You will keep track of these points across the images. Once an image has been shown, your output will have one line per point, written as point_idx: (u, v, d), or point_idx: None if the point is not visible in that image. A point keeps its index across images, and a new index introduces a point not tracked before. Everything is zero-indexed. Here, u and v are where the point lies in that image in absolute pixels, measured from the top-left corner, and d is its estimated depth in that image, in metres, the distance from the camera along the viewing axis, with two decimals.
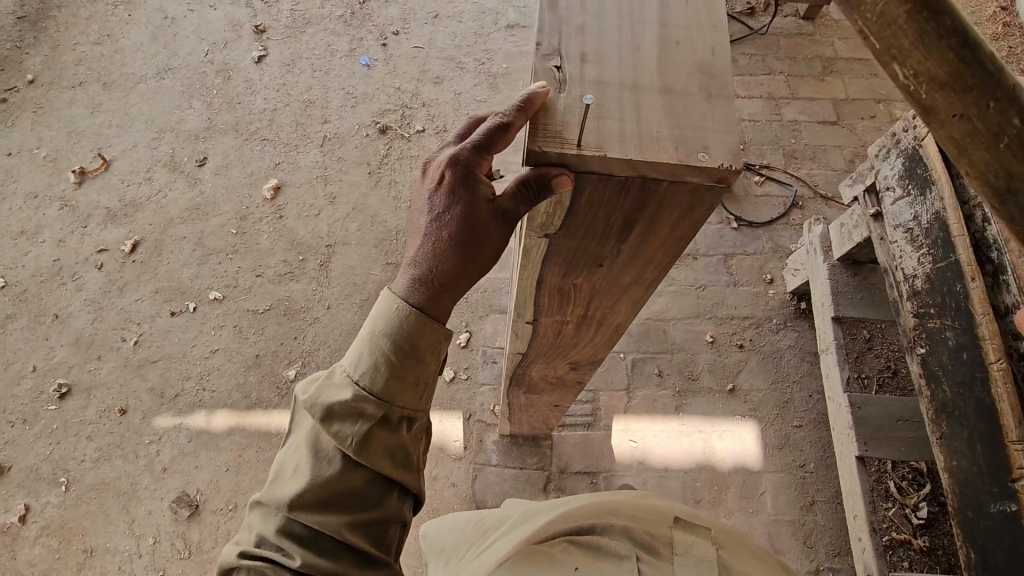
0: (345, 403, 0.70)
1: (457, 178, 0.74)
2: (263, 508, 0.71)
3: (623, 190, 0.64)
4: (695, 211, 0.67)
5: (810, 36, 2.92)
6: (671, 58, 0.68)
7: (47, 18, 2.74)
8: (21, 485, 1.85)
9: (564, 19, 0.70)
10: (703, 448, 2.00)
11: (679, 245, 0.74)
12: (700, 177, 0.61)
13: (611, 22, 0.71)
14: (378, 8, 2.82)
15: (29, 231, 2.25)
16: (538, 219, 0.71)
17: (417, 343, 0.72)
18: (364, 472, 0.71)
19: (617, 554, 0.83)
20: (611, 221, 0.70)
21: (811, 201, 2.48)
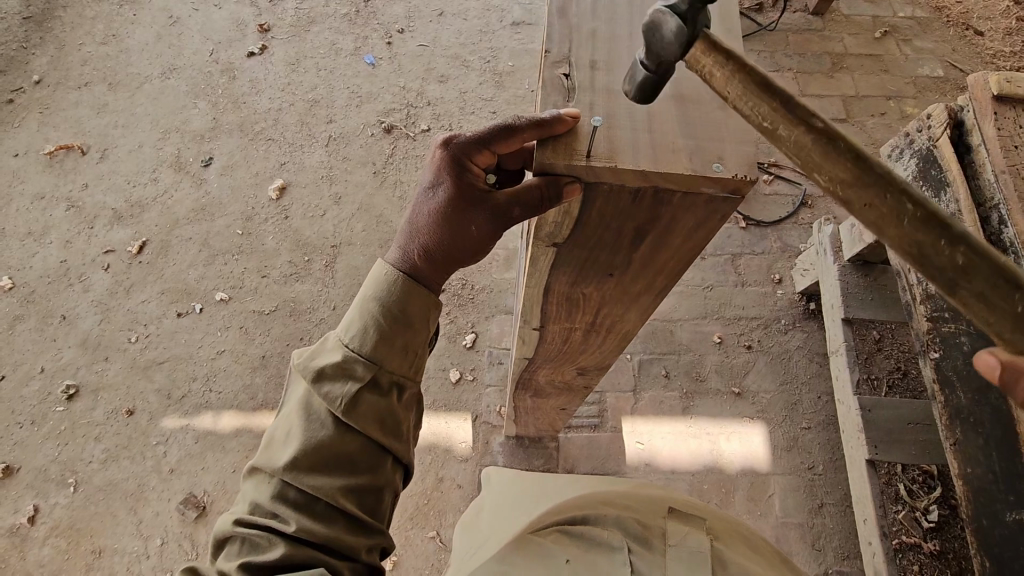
0: (334, 365, 0.72)
1: (451, 163, 0.76)
2: (258, 475, 0.69)
3: (634, 201, 0.63)
4: (710, 221, 0.66)
5: (819, 32, 2.89)
6: (685, 66, 0.66)
7: (52, 19, 2.74)
8: (30, 486, 1.85)
9: (575, 27, 0.69)
10: (710, 449, 1.98)
11: (691, 253, 0.73)
12: (715, 188, 0.60)
13: (623, 29, 0.69)
14: (382, 6, 2.81)
15: (36, 232, 2.26)
16: (547, 228, 0.70)
17: (406, 308, 0.75)
18: (357, 436, 0.70)
19: (610, 546, 0.82)
20: (622, 231, 0.69)
21: (821, 199, 2.45)
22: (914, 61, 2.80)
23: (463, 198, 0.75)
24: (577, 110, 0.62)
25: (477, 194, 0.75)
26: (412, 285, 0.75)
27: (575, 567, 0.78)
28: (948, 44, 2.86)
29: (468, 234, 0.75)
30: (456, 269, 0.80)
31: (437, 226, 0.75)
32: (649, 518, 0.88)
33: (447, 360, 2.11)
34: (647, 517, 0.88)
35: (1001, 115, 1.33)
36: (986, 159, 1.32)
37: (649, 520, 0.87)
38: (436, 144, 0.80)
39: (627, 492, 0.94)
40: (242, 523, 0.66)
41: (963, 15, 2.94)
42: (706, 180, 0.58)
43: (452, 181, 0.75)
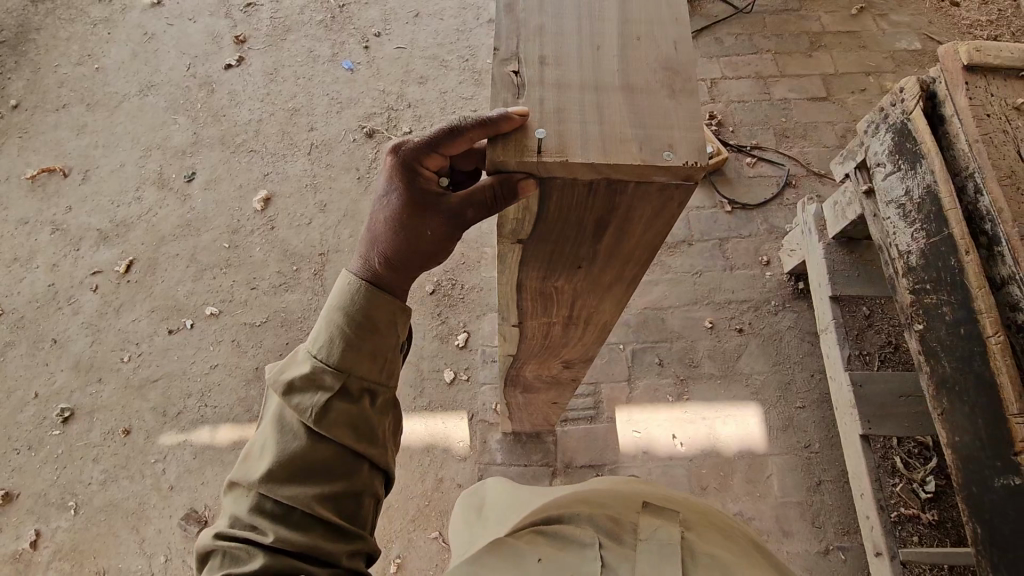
0: (303, 376, 0.73)
1: (401, 168, 0.74)
2: (235, 490, 0.70)
3: (590, 193, 0.64)
4: (667, 208, 0.66)
5: (795, 12, 2.89)
6: (634, 55, 0.67)
7: (26, 42, 2.73)
8: (30, 512, 1.86)
9: (523, 23, 0.69)
10: (706, 434, 1.99)
11: (654, 241, 0.73)
12: (666, 176, 0.60)
13: (572, 23, 0.69)
14: (358, 10, 2.80)
15: (23, 257, 2.26)
16: (509, 225, 0.71)
17: (370, 314, 0.76)
18: (330, 444, 0.71)
19: (581, 543, 0.82)
20: (583, 223, 0.69)
21: (805, 179, 2.46)
22: (891, 35, 2.81)
23: (419, 204, 0.75)
24: (526, 107, 0.63)
25: (430, 198, 0.75)
26: (375, 293, 0.76)
27: (546, 566, 0.78)
28: (924, 16, 2.86)
29: (423, 240, 0.75)
30: (418, 272, 0.80)
31: (393, 235, 0.75)
32: (623, 512, 0.88)
33: (441, 360, 2.12)
34: (620, 511, 0.88)
35: (972, 85, 1.35)
36: (960, 129, 1.33)
37: (621, 513, 0.87)
38: (387, 148, 0.78)
39: (605, 486, 0.94)
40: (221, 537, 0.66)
41: None
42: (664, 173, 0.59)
43: (403, 187, 0.75)
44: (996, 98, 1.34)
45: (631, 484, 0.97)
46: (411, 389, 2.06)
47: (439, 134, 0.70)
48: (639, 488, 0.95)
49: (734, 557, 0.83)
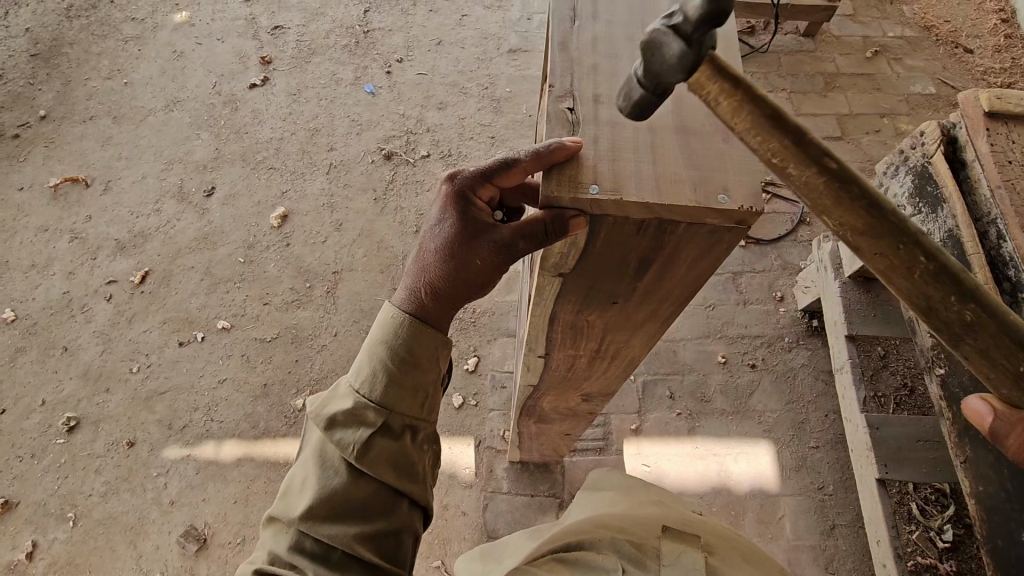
0: (346, 411, 0.72)
1: (455, 199, 0.81)
2: (275, 525, 0.69)
3: (640, 232, 0.64)
4: (715, 250, 0.66)
5: (811, 53, 2.95)
6: (685, 98, 0.67)
7: (59, 55, 2.80)
8: (28, 522, 1.83)
9: (576, 61, 0.70)
10: (717, 471, 1.96)
11: (696, 282, 0.73)
12: (720, 219, 0.60)
13: (624, 62, 0.70)
14: (381, 36, 2.87)
15: (39, 264, 2.27)
16: (553, 259, 0.71)
17: (414, 348, 0.76)
18: (369, 481, 0.70)
19: (604, 569, 0.79)
20: (627, 262, 0.69)
21: (819, 217, 2.47)
22: (905, 78, 2.88)
23: (470, 228, 0.78)
24: (579, 144, 0.63)
25: (479, 227, 0.79)
26: (416, 324, 0.76)
27: None
28: (939, 61, 2.95)
29: (474, 266, 0.77)
30: (460, 305, 0.81)
31: (442, 260, 0.77)
32: (643, 536, 0.85)
33: (449, 384, 2.09)
34: (639, 536, 0.85)
35: (993, 131, 1.37)
36: (981, 175, 1.35)
37: (645, 537, 0.85)
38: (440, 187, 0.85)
39: (621, 515, 0.93)
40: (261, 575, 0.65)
41: (952, 33, 3.04)
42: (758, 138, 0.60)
43: (457, 216, 0.80)
44: (1019, 144, 1.36)
45: (648, 513, 0.95)
46: None
47: (496, 166, 0.78)
48: (659, 516, 0.93)
49: None
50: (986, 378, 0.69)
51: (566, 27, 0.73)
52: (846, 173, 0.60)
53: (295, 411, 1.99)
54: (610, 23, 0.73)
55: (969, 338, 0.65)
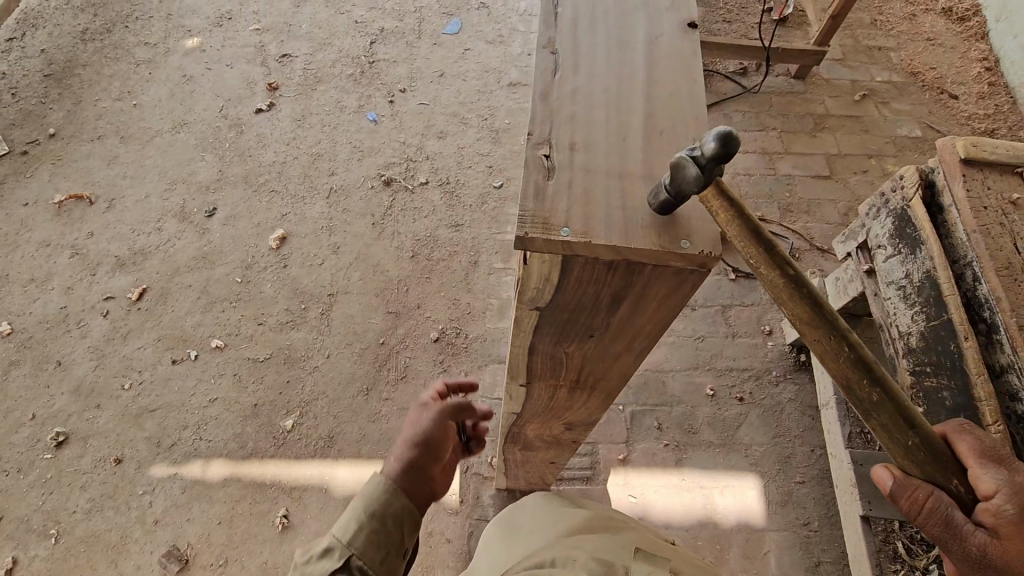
0: (320, 549, 0.84)
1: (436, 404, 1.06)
2: None
3: (609, 271, 0.67)
4: (680, 289, 0.69)
5: (801, 94, 3.05)
6: (655, 148, 0.71)
7: (72, 76, 2.88)
8: (10, 537, 1.81)
9: (556, 111, 0.74)
10: (703, 503, 1.97)
11: (666, 318, 0.76)
12: (682, 261, 0.64)
13: (599, 113, 0.74)
14: (386, 67, 2.96)
15: (39, 278, 2.30)
16: (530, 292, 0.74)
17: (387, 512, 0.89)
18: None
19: None
20: (600, 297, 0.73)
21: (807, 253, 2.53)
22: (892, 122, 2.97)
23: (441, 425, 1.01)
24: (553, 190, 0.67)
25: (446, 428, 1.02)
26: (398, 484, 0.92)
27: None
28: (924, 106, 3.05)
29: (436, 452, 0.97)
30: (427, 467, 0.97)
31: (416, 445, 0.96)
32: (615, 558, 0.87)
33: None
34: (611, 557, 0.87)
35: (969, 177, 1.43)
36: (958, 218, 1.40)
37: (613, 557, 0.87)
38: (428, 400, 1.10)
39: (593, 535, 0.94)
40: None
41: (938, 79, 3.15)
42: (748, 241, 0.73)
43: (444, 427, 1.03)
44: (993, 191, 1.41)
45: (609, 533, 0.96)
46: None
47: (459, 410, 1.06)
48: (621, 536, 0.95)
49: None
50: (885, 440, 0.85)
51: (548, 80, 0.78)
52: (800, 279, 0.74)
53: (284, 432, 2.01)
54: (589, 76, 0.78)
55: (875, 412, 0.80)
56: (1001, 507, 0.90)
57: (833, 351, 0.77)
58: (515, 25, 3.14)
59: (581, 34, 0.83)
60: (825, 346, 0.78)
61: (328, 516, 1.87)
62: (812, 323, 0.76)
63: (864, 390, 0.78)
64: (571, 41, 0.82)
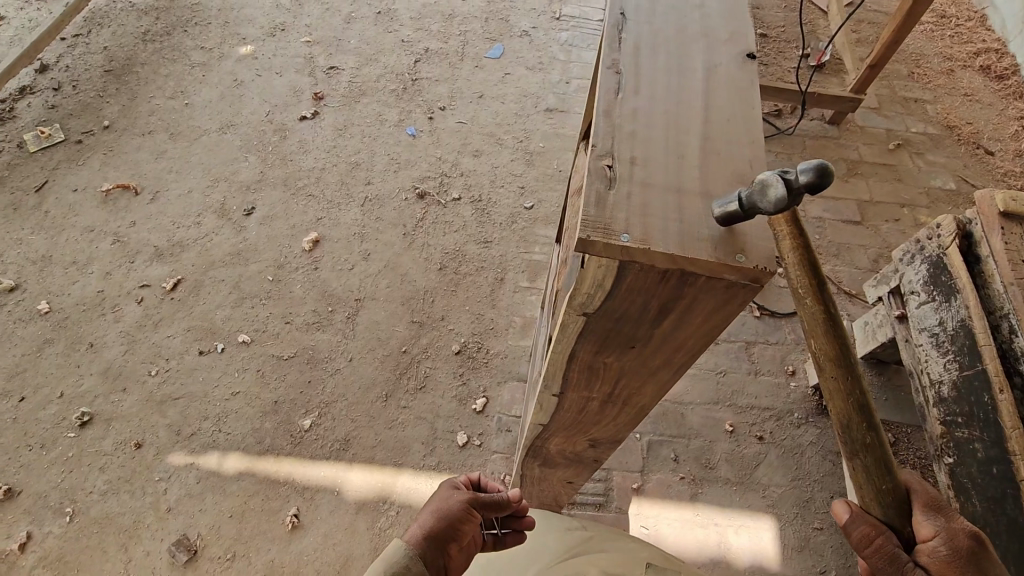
0: None
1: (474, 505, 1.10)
2: None
3: (662, 281, 0.68)
4: (730, 304, 0.69)
5: (835, 140, 3.07)
6: (713, 169, 0.73)
7: (130, 73, 3.01)
8: (26, 512, 1.84)
9: (619, 127, 0.75)
10: (718, 542, 1.93)
11: (710, 334, 0.76)
12: (736, 275, 0.65)
13: (658, 132, 0.76)
14: (428, 85, 3.05)
15: (80, 261, 2.37)
16: (579, 297, 0.75)
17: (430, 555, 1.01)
18: None
19: None
20: (648, 307, 0.73)
21: (835, 296, 2.51)
22: (926, 173, 2.97)
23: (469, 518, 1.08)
24: (614, 201, 0.68)
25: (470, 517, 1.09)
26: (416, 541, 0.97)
27: None
28: (959, 160, 3.05)
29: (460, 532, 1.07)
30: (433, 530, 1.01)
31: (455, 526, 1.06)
32: None
33: (456, 421, 2.09)
34: None
35: (1009, 230, 1.41)
36: (995, 271, 1.39)
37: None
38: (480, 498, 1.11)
39: None
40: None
41: (974, 134, 3.15)
42: (799, 273, 0.97)
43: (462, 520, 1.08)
44: None
45: None
46: (422, 446, 2.03)
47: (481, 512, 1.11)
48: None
49: None
50: (861, 490, 0.91)
51: (610, 97, 0.79)
52: (838, 327, 0.96)
53: (302, 431, 2.02)
54: (649, 96, 0.80)
55: (862, 453, 0.89)
56: (937, 548, 0.86)
57: (841, 385, 0.93)
58: (556, 54, 3.22)
59: (642, 57, 0.85)
60: (838, 383, 0.94)
61: (338, 519, 1.87)
62: (833, 358, 0.95)
63: (857, 427, 0.91)
64: (633, 63, 0.84)
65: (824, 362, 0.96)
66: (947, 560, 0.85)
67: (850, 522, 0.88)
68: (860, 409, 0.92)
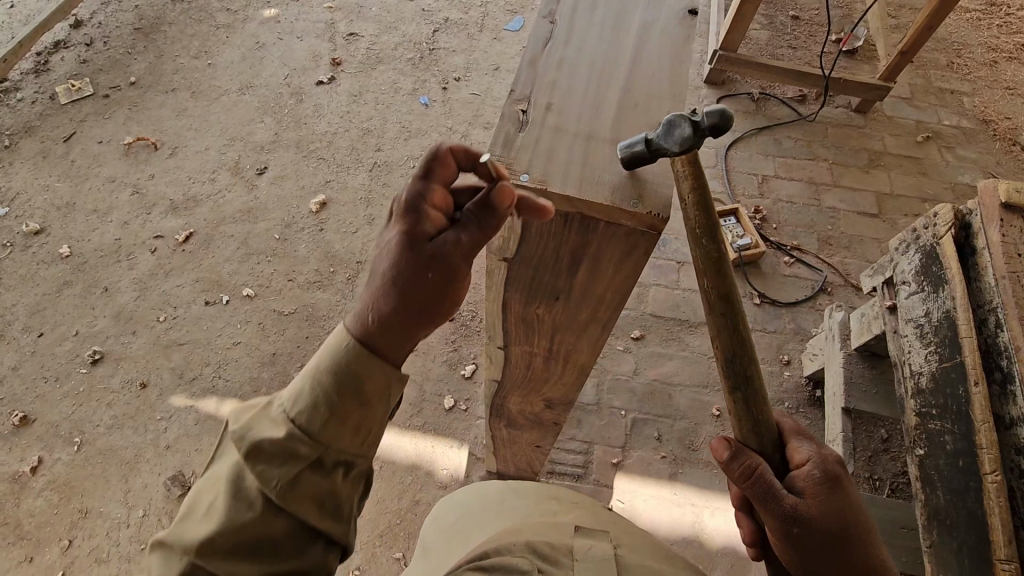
0: (274, 442, 0.66)
1: (406, 212, 0.75)
2: (165, 551, 0.64)
3: (567, 226, 0.77)
4: (633, 253, 0.78)
5: (859, 128, 2.97)
6: (626, 117, 0.82)
7: (158, 32, 3.10)
8: (39, 439, 1.98)
9: (540, 75, 0.86)
10: (692, 521, 1.95)
11: (623, 287, 0.84)
12: (632, 221, 0.74)
13: (579, 81, 0.86)
14: (445, 55, 3.05)
15: (101, 210, 2.48)
16: (498, 241, 0.84)
17: (362, 378, 0.70)
18: (287, 519, 0.65)
19: (519, 570, 0.79)
20: (560, 254, 0.82)
21: (840, 288, 2.46)
22: (953, 168, 2.86)
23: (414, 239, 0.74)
24: (519, 143, 0.78)
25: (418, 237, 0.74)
26: (356, 350, 0.70)
27: None
28: (992, 156, 2.91)
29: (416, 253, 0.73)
30: (414, 332, 0.72)
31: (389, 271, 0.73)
32: (558, 537, 0.89)
33: (444, 385, 2.15)
34: (555, 537, 0.89)
35: (1007, 222, 1.35)
36: (988, 261, 1.35)
37: (558, 538, 0.88)
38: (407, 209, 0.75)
39: (535, 521, 0.96)
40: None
41: (1010, 130, 3.01)
42: (696, 213, 0.87)
43: (406, 232, 0.74)
44: None
45: (552, 516, 1.00)
46: (410, 407, 2.09)
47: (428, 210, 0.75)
48: (561, 520, 0.97)
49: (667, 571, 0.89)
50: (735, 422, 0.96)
51: (539, 49, 0.90)
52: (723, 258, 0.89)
53: None
54: (578, 50, 0.89)
55: (742, 389, 0.92)
56: (811, 472, 0.88)
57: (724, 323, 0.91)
58: None
59: (580, 15, 0.94)
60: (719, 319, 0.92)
61: None
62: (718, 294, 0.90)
63: (739, 363, 0.92)
64: (571, 22, 0.94)
65: (711, 301, 0.91)
66: (818, 482, 0.86)
67: (730, 455, 0.90)
68: (738, 345, 0.92)
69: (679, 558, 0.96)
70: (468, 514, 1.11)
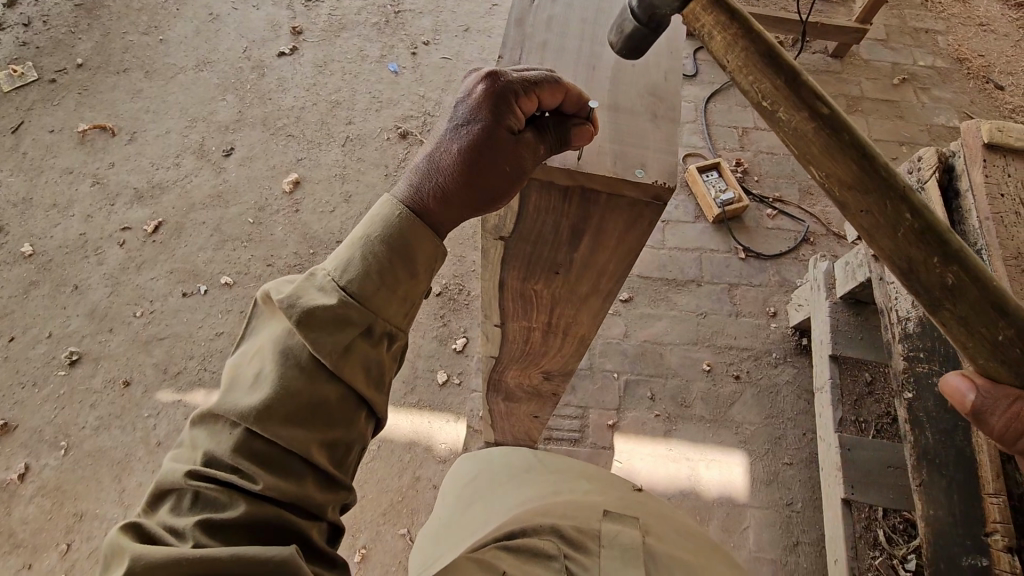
0: (327, 308, 0.63)
1: (490, 99, 0.66)
2: (212, 423, 0.61)
3: (567, 199, 0.74)
4: (638, 223, 0.76)
5: (836, 74, 2.94)
6: (625, 79, 0.79)
7: (101, 8, 2.90)
8: (23, 445, 1.92)
9: (529, 36, 0.81)
10: (689, 475, 1.99)
11: (626, 258, 0.83)
12: (638, 192, 0.71)
13: (573, 40, 0.81)
14: (411, 19, 2.92)
15: (61, 204, 2.36)
16: (493, 220, 0.81)
17: (410, 246, 0.67)
18: (338, 386, 0.64)
19: (546, 555, 0.80)
20: (560, 228, 0.80)
21: (823, 238, 2.47)
22: (930, 109, 2.85)
23: (490, 139, 0.66)
24: None
25: (501, 133, 0.66)
26: (414, 221, 0.66)
27: None
28: (967, 95, 2.91)
29: (493, 155, 0.66)
30: (471, 214, 0.69)
31: (456, 168, 0.66)
32: (585, 521, 0.89)
33: (435, 361, 2.13)
34: (581, 521, 0.88)
35: (989, 163, 1.38)
36: (972, 205, 1.36)
37: (585, 522, 0.88)
38: (493, 87, 0.67)
39: (561, 502, 0.96)
40: (132, 536, 0.55)
41: (984, 68, 3.00)
42: (756, 79, 0.66)
43: (492, 113, 0.66)
44: (1012, 179, 1.36)
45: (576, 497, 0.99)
46: (403, 385, 2.08)
47: (519, 102, 0.67)
48: (590, 502, 0.97)
49: (688, 556, 0.88)
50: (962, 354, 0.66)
51: (525, 4, 0.83)
52: (837, 118, 0.64)
53: None
54: (567, 4, 0.84)
55: (949, 305, 0.63)
56: None
57: (887, 215, 0.63)
58: None
59: None
60: (878, 214, 0.64)
61: None
62: (849, 174, 0.64)
63: (936, 276, 0.63)
64: None
65: (849, 199, 0.64)
66: None
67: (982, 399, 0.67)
68: (918, 237, 0.62)
69: (697, 540, 0.98)
70: (488, 488, 1.11)
